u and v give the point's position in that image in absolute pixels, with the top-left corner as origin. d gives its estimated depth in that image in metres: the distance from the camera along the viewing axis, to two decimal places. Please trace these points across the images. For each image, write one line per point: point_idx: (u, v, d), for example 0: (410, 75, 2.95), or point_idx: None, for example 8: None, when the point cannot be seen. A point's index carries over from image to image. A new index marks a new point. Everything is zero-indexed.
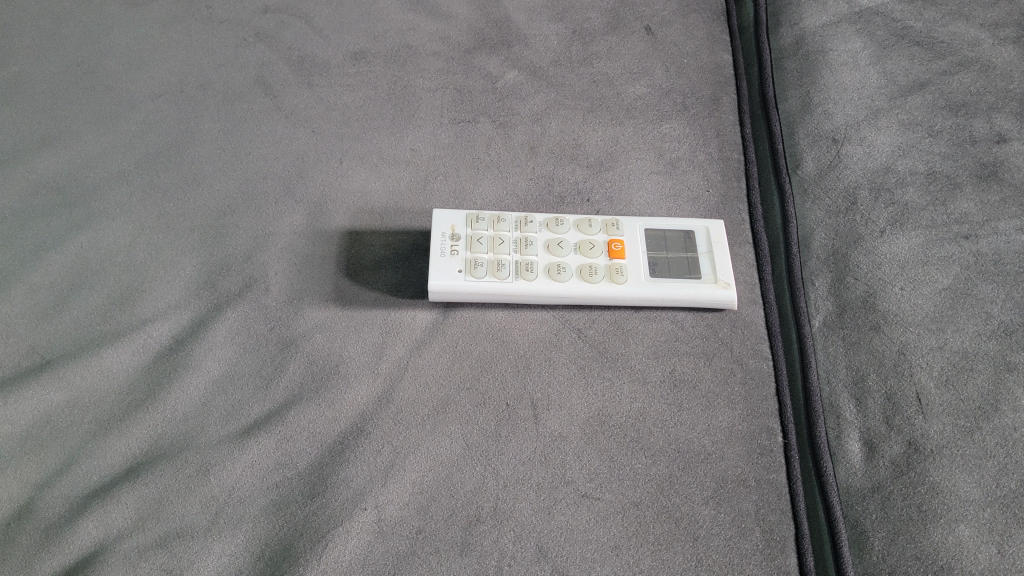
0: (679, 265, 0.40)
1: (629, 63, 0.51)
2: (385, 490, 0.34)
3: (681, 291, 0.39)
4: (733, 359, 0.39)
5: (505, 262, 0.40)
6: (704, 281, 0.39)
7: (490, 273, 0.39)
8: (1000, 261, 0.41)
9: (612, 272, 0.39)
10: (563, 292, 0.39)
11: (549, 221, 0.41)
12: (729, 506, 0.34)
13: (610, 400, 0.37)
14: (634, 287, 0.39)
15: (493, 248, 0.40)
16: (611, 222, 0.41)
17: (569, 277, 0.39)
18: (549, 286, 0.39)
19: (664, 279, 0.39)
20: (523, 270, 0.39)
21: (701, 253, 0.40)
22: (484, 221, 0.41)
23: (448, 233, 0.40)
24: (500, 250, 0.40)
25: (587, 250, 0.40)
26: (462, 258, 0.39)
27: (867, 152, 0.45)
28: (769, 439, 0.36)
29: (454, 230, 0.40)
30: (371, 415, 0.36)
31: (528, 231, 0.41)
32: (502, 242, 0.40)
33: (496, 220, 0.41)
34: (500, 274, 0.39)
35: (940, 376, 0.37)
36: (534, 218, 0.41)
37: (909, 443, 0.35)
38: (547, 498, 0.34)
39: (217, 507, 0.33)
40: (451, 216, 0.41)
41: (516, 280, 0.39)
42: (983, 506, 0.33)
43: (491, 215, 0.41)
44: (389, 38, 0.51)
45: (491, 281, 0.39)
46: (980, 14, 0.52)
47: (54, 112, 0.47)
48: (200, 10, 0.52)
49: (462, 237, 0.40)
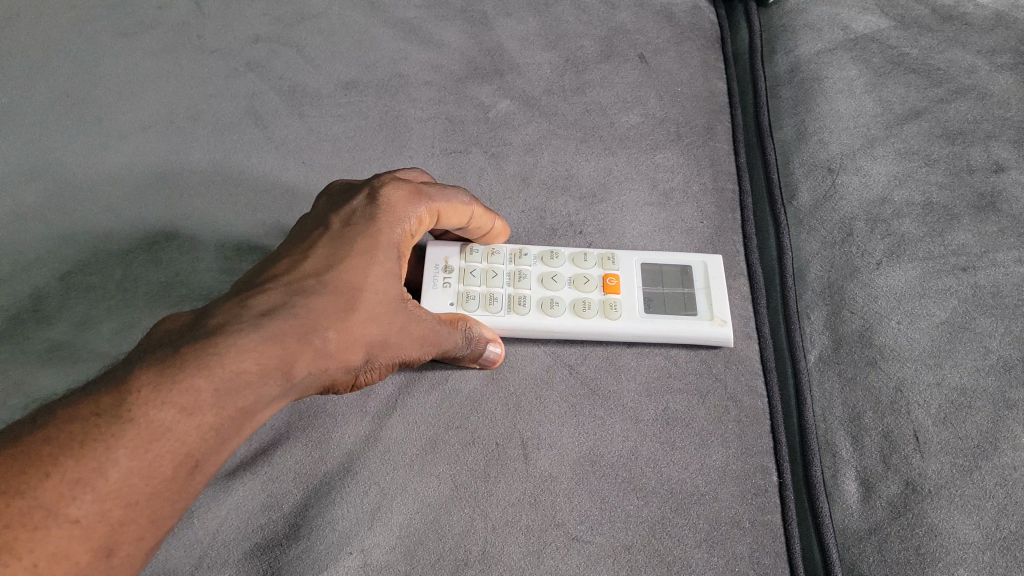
0: (675, 302, 0.40)
1: (622, 91, 0.50)
2: (371, 533, 0.34)
3: (678, 328, 0.39)
4: (727, 397, 0.38)
5: (497, 296, 0.40)
6: (702, 319, 0.39)
7: (482, 306, 0.39)
8: (999, 294, 0.40)
9: (605, 307, 0.39)
10: (556, 326, 0.39)
11: (545, 254, 0.42)
12: (722, 550, 0.34)
13: (602, 439, 0.36)
14: (627, 321, 0.39)
15: (486, 281, 0.40)
16: (607, 256, 0.41)
17: (562, 311, 0.39)
18: (541, 319, 0.39)
19: (659, 314, 0.39)
20: (516, 304, 0.40)
21: (698, 289, 0.40)
22: (478, 253, 0.41)
23: (441, 264, 0.41)
24: (494, 283, 0.40)
25: (581, 284, 0.40)
26: (454, 290, 0.40)
27: (863, 181, 0.45)
28: (763, 478, 0.36)
29: (448, 262, 0.41)
30: (359, 455, 0.36)
31: (522, 264, 0.41)
32: (496, 274, 0.41)
33: (491, 252, 0.42)
34: (492, 307, 0.39)
35: (938, 413, 0.36)
36: (530, 251, 0.42)
37: (907, 483, 0.35)
38: (536, 541, 0.34)
39: (200, 551, 0.33)
40: (446, 249, 0.41)
41: (508, 312, 0.39)
42: (982, 549, 0.33)
43: (486, 247, 0.42)
44: (381, 66, 0.51)
45: (482, 313, 0.39)
46: (977, 40, 0.51)
47: (42, 144, 0.47)
48: (191, 39, 0.52)
49: (456, 269, 0.40)
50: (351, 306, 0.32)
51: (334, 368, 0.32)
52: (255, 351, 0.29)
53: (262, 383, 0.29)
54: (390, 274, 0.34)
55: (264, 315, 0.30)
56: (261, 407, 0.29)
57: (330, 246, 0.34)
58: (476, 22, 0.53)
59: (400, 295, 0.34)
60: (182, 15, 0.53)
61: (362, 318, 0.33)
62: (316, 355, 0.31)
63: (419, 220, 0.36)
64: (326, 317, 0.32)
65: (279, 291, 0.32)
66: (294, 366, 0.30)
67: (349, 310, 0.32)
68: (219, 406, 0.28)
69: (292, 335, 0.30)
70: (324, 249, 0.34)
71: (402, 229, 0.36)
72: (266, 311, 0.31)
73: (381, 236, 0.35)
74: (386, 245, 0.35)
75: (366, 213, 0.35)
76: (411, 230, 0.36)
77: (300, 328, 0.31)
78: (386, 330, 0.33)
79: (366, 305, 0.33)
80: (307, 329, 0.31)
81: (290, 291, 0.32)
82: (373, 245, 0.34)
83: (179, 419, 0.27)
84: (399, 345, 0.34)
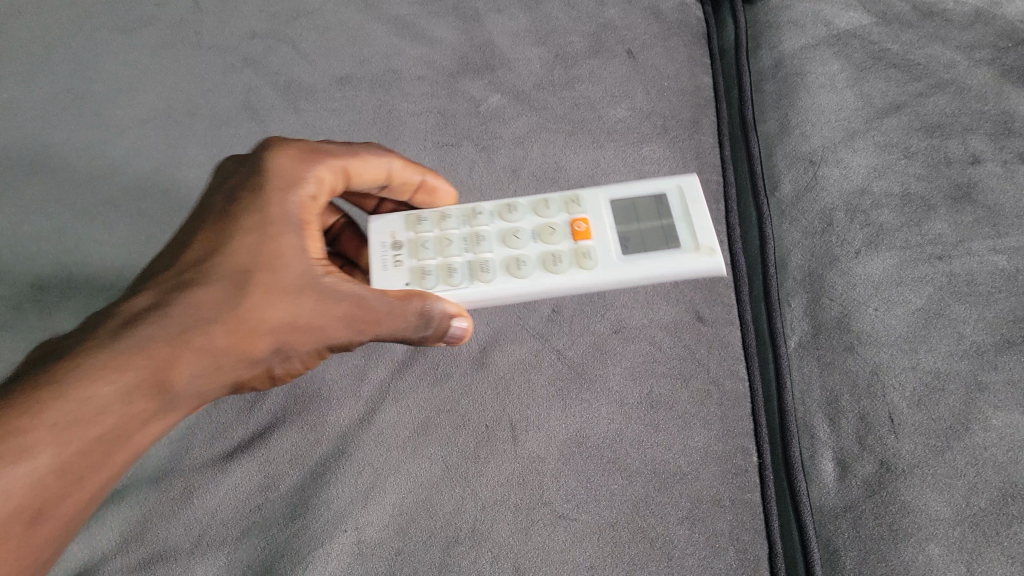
0: (654, 237, 0.39)
1: (610, 86, 0.51)
2: (365, 512, 0.35)
3: (662, 266, 0.38)
4: (710, 380, 0.39)
5: (455, 263, 0.40)
6: (687, 251, 0.38)
7: (441, 277, 0.39)
8: (973, 282, 0.40)
9: (579, 257, 0.39)
10: (527, 283, 0.39)
11: (500, 211, 0.41)
12: (704, 526, 0.35)
13: (588, 422, 0.38)
14: (604, 270, 0.38)
15: (441, 251, 0.40)
16: (570, 201, 0.41)
17: (530, 266, 0.39)
18: (509, 279, 0.39)
19: (638, 255, 0.39)
20: (480, 267, 0.39)
21: (675, 219, 0.39)
22: (426, 222, 0.41)
23: (388, 242, 0.40)
24: (449, 250, 0.40)
25: (546, 235, 0.40)
26: (406, 267, 0.39)
27: (844, 173, 0.45)
28: (743, 459, 0.37)
29: (394, 238, 0.40)
30: (352, 437, 0.37)
31: (477, 225, 0.41)
32: (450, 241, 0.40)
33: (440, 218, 0.41)
34: (453, 275, 0.39)
35: (912, 397, 0.37)
36: (483, 210, 0.41)
37: (881, 462, 0.36)
38: (524, 520, 0.35)
39: (199, 530, 0.35)
40: (390, 224, 0.41)
41: (472, 279, 0.39)
42: (953, 525, 0.34)
43: (433, 214, 0.41)
44: (375, 61, 0.52)
45: (443, 283, 0.39)
46: (957, 35, 0.49)
47: (44, 139, 0.48)
48: (188, 36, 0.53)
49: (405, 243, 0.40)
50: (239, 296, 0.32)
51: (230, 360, 0.32)
52: (118, 367, 0.29)
53: (126, 402, 0.29)
54: (289, 252, 0.34)
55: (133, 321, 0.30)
56: (134, 421, 0.30)
57: (215, 230, 0.33)
58: (468, 18, 0.54)
59: (302, 273, 0.34)
60: (179, 11, 0.54)
61: (256, 306, 0.32)
62: (197, 354, 0.31)
63: (321, 180, 0.36)
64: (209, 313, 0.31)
65: (155, 290, 0.31)
66: (169, 372, 0.30)
67: (235, 301, 0.32)
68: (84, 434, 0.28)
69: (166, 342, 0.30)
70: (211, 232, 0.33)
71: (300, 195, 0.35)
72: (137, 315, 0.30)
73: (270, 210, 0.34)
74: (277, 219, 0.34)
75: (253, 185, 0.34)
76: (312, 194, 0.35)
77: (175, 330, 0.30)
78: (289, 311, 0.33)
79: (257, 292, 0.32)
80: (185, 330, 0.31)
81: (171, 287, 0.31)
82: (263, 221, 0.34)
83: (41, 457, 0.28)
84: (309, 326, 0.34)
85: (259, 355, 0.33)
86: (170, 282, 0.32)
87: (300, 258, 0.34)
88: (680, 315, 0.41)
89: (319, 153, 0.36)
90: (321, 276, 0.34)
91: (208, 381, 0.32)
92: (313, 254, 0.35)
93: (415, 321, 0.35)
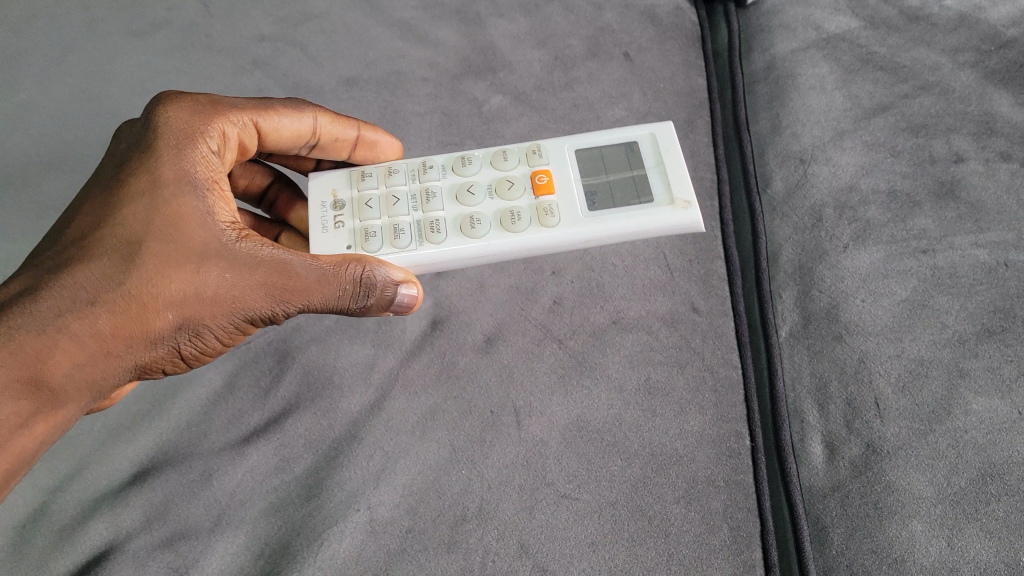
0: (624, 189, 0.42)
1: (608, 87, 0.53)
2: (376, 492, 0.37)
3: (641, 218, 0.40)
4: (705, 368, 0.41)
5: (402, 222, 0.41)
6: (664, 205, 0.40)
7: (388, 235, 0.41)
8: (956, 275, 0.42)
9: (542, 215, 0.41)
10: (485, 238, 0.41)
11: (454, 167, 0.43)
12: (699, 505, 0.37)
13: (589, 407, 0.40)
14: (566, 225, 0.40)
15: (386, 210, 0.42)
16: (532, 152, 0.43)
17: (487, 222, 0.41)
18: (461, 235, 0.41)
19: (602, 211, 0.41)
20: (431, 223, 0.41)
21: (648, 168, 0.42)
22: (370, 181, 0.43)
23: (329, 202, 0.42)
24: (396, 209, 0.42)
25: (502, 191, 0.42)
26: (346, 230, 0.41)
27: (833, 171, 0.46)
28: (737, 442, 0.39)
29: (336, 196, 0.42)
30: (363, 423, 0.39)
31: (428, 182, 0.43)
32: (395, 199, 0.42)
33: (387, 176, 0.43)
34: (402, 232, 0.41)
35: (897, 383, 0.39)
36: (433, 166, 0.43)
37: (868, 444, 0.37)
38: (528, 499, 0.37)
39: (218, 510, 0.37)
40: (332, 183, 0.43)
41: (421, 236, 0.41)
42: (935, 503, 0.36)
43: (379, 172, 0.43)
44: (381, 64, 0.54)
45: (390, 242, 0.41)
46: (941, 39, 0.51)
47: (61, 138, 0.50)
48: (199, 39, 0.55)
49: (346, 203, 0.42)
50: (127, 273, 0.33)
51: (136, 333, 0.33)
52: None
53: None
54: (191, 217, 0.34)
55: (26, 301, 0.32)
56: (9, 421, 0.31)
57: (108, 200, 0.34)
58: (470, 22, 0.56)
59: (206, 243, 0.34)
60: (190, 15, 0.56)
61: (157, 279, 0.33)
62: (79, 342, 0.32)
63: (221, 133, 0.37)
64: (96, 295, 0.32)
65: (42, 273, 0.32)
66: (62, 354, 0.32)
67: (124, 279, 0.33)
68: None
69: (41, 333, 0.31)
70: (104, 203, 0.34)
71: (197, 152, 0.36)
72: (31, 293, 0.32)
73: (165, 168, 0.35)
74: (172, 179, 0.34)
75: (150, 141, 0.36)
76: (212, 147, 0.37)
77: (66, 309, 0.32)
78: (194, 282, 0.33)
79: (150, 268, 0.33)
80: (66, 315, 0.32)
81: (67, 260, 0.33)
82: (158, 186, 0.34)
83: None
84: (218, 298, 0.34)
85: (165, 331, 0.34)
86: (58, 263, 0.33)
87: (204, 226, 0.34)
88: (675, 306, 0.43)
89: (218, 107, 0.38)
90: (230, 244, 0.34)
91: (103, 364, 0.33)
92: (220, 217, 0.35)
93: (350, 287, 0.35)
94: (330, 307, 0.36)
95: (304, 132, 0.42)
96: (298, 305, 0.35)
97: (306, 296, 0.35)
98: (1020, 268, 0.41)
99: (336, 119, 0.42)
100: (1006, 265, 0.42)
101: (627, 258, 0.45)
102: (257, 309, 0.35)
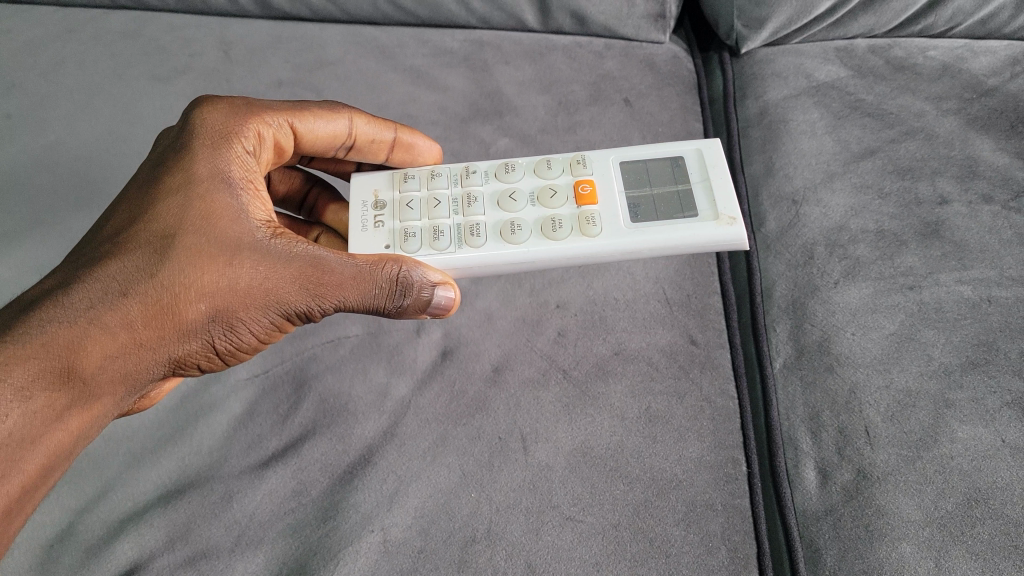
0: (664, 202, 0.44)
1: (609, 131, 0.56)
2: (389, 514, 0.39)
3: (694, 235, 0.42)
4: (703, 398, 0.43)
5: (441, 225, 0.45)
6: (709, 220, 0.43)
7: (427, 237, 0.44)
8: (941, 309, 0.44)
9: (584, 225, 0.43)
10: (524, 244, 0.43)
11: (498, 173, 0.47)
12: (698, 527, 0.39)
13: (592, 434, 0.42)
14: (604, 234, 0.43)
15: (428, 213, 0.45)
16: (575, 161, 0.46)
17: (527, 232, 0.44)
18: (501, 241, 0.44)
19: (644, 222, 0.44)
20: (472, 227, 0.44)
21: (695, 183, 0.45)
22: (413, 184, 0.46)
23: (370, 203, 0.45)
24: (437, 213, 0.45)
25: (545, 200, 0.45)
26: (386, 229, 0.44)
27: (823, 212, 0.49)
28: (734, 468, 0.41)
29: (377, 197, 0.46)
30: (377, 448, 0.41)
31: (471, 187, 0.46)
32: (437, 203, 0.45)
33: (432, 181, 0.46)
34: (441, 235, 0.44)
35: (886, 411, 0.41)
36: (478, 172, 0.47)
37: (858, 471, 0.39)
38: (535, 521, 0.39)
39: (239, 531, 0.39)
40: (375, 185, 0.46)
41: (459, 240, 0.44)
42: (922, 525, 0.37)
43: (424, 176, 0.47)
44: (392, 108, 0.57)
45: (428, 244, 0.44)
46: (926, 87, 0.54)
47: (89, 175, 0.52)
48: (220, 84, 0.58)
49: (388, 205, 0.45)
50: (161, 265, 0.35)
51: (169, 322, 0.36)
52: (17, 363, 0.32)
53: (25, 397, 0.32)
54: (224, 212, 0.37)
55: (63, 292, 0.34)
56: (43, 413, 0.33)
57: (145, 201, 0.37)
58: (477, 68, 0.59)
59: (240, 238, 0.37)
60: (212, 62, 0.59)
61: (191, 272, 0.35)
62: (111, 333, 0.34)
63: (257, 133, 0.41)
64: (129, 287, 0.35)
65: (79, 268, 0.35)
66: (95, 341, 0.34)
67: (157, 273, 0.35)
68: (30, 414, 0.32)
69: (73, 324, 0.33)
70: (141, 202, 0.37)
71: (233, 151, 0.39)
72: (69, 285, 0.34)
73: (200, 166, 0.38)
74: (207, 176, 0.38)
75: (187, 142, 0.39)
76: (246, 147, 0.40)
77: (101, 299, 0.34)
78: (228, 277, 0.36)
79: (183, 261, 0.35)
80: (99, 307, 0.34)
81: (104, 254, 0.35)
82: (195, 182, 0.37)
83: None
84: (251, 290, 0.36)
85: (198, 323, 0.36)
86: (95, 258, 0.35)
87: (237, 222, 0.37)
88: (675, 338, 0.45)
89: (254, 109, 0.41)
90: (263, 239, 0.37)
91: (134, 356, 0.35)
92: (254, 215, 0.38)
93: (385, 286, 0.38)
94: (365, 306, 0.38)
95: (340, 133, 0.45)
96: (331, 301, 0.38)
97: (340, 292, 0.38)
98: (1001, 304, 0.43)
99: (373, 122, 0.45)
100: (989, 301, 0.44)
101: (628, 293, 0.47)
102: (289, 301, 0.37)
